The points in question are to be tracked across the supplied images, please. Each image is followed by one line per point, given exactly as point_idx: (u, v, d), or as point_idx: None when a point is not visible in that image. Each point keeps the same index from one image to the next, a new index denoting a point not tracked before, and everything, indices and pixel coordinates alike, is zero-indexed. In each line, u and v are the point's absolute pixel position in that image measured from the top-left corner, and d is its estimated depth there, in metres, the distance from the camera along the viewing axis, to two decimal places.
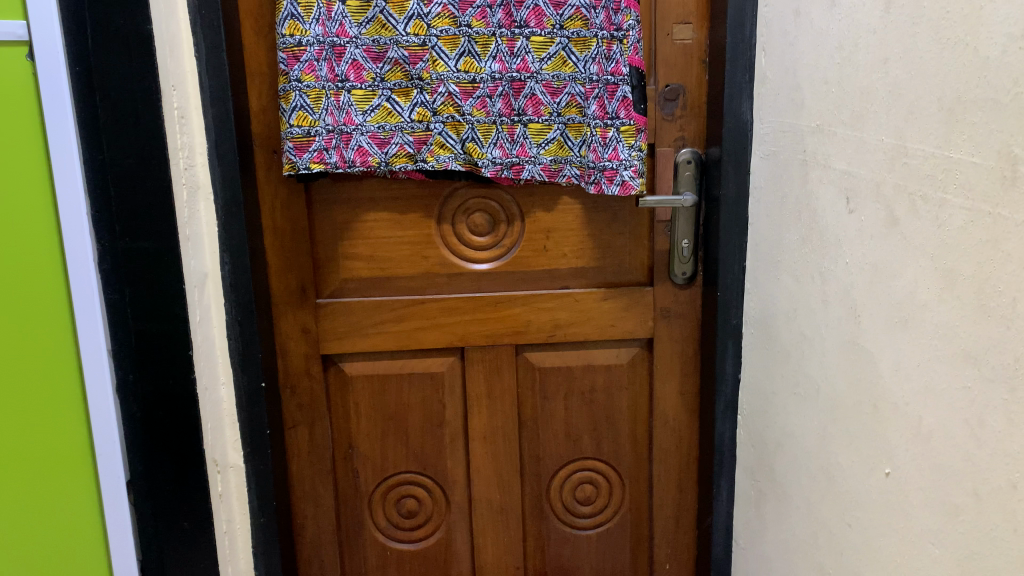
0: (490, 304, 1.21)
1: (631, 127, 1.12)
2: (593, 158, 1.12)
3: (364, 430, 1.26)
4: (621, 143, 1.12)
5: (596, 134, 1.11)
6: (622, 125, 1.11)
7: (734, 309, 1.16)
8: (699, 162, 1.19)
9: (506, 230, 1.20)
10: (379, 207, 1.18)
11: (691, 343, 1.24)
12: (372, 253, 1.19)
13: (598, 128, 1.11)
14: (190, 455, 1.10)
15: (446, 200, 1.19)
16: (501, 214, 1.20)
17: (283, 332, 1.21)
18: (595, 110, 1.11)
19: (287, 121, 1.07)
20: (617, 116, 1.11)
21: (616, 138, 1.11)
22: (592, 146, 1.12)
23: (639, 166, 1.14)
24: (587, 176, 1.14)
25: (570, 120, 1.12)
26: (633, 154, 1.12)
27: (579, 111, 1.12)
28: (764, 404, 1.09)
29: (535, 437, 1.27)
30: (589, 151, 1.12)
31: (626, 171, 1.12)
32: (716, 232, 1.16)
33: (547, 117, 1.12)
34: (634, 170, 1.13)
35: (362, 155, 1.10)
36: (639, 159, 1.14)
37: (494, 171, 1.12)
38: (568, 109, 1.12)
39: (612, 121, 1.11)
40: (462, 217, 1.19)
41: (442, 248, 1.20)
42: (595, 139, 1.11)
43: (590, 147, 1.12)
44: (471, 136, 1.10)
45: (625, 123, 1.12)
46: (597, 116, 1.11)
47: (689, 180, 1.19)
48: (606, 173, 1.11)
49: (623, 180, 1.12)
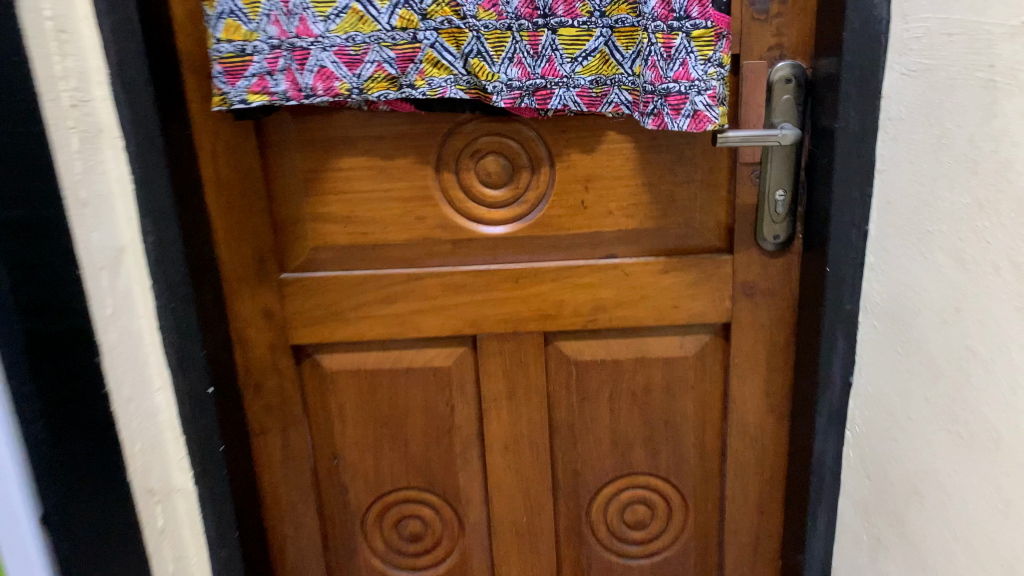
0: (509, 280, 0.91)
1: (707, 32, 0.77)
2: (651, 81, 0.78)
3: (351, 438, 0.98)
4: (693, 56, 0.77)
5: (655, 43, 0.77)
6: (693, 29, 0.77)
7: (849, 290, 0.83)
8: (802, 81, 0.84)
9: (529, 179, 0.89)
10: (356, 151, 0.87)
11: (781, 330, 0.93)
12: (351, 214, 0.89)
13: (659, 34, 0.77)
14: (118, 499, 0.78)
15: (447, 140, 0.87)
16: (521, 157, 0.88)
17: (241, 317, 0.93)
18: (653, 7, 0.77)
19: (213, 35, 0.77)
20: (687, 17, 0.77)
21: (686, 49, 0.77)
22: (650, 62, 0.78)
23: (720, 93, 0.79)
24: (644, 104, 0.80)
25: (620, 22, 0.79)
26: (709, 73, 0.78)
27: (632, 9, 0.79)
28: (891, 429, 0.78)
29: (573, 448, 0.98)
30: (645, 70, 0.78)
31: (699, 97, 0.77)
32: (826, 183, 0.82)
33: (586, 19, 0.79)
34: (712, 94, 0.78)
35: (326, 80, 0.79)
36: (720, 84, 0.79)
37: (510, 99, 0.80)
38: (616, 7, 0.79)
39: (678, 24, 0.77)
40: (470, 162, 0.88)
41: (444, 204, 0.90)
42: (654, 51, 0.77)
43: (647, 63, 0.78)
44: (478, 51, 0.79)
45: (700, 25, 0.77)
46: (656, 18, 0.77)
47: (786, 107, 0.84)
48: (670, 100, 0.77)
49: (694, 112, 0.77)
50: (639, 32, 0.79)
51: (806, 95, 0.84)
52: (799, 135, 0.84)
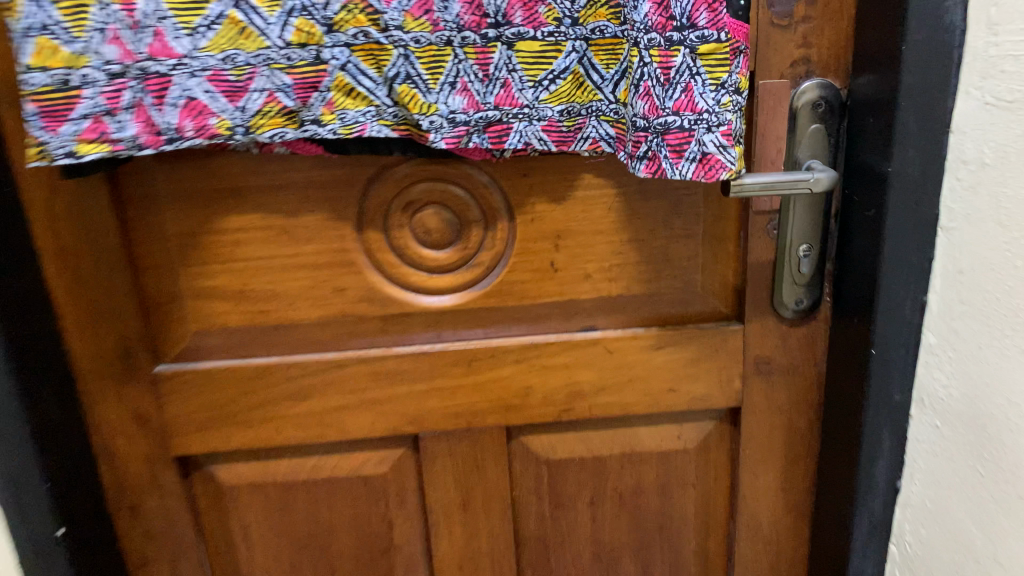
0: (459, 364, 0.70)
1: (720, 47, 0.56)
2: (644, 114, 0.58)
3: (262, 564, 0.77)
4: (700, 80, 0.57)
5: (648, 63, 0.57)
6: (699, 43, 0.56)
7: (898, 377, 0.65)
8: (836, 106, 0.64)
9: (481, 236, 0.68)
10: (247, 206, 0.65)
11: (802, 414, 0.74)
12: (246, 286, 0.67)
13: (655, 50, 0.56)
14: None
15: (370, 187, 0.65)
16: (470, 208, 0.67)
17: (104, 425, 0.70)
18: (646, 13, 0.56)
19: (19, 60, 0.53)
20: (692, 27, 0.56)
21: (691, 71, 0.57)
22: (642, 87, 0.58)
23: (736, 129, 0.59)
24: (634, 144, 0.60)
25: (600, 32, 0.60)
26: (723, 104, 0.57)
27: (615, 15, 0.60)
28: (965, 568, 0.60)
29: (544, 563, 0.78)
30: (634, 99, 0.58)
31: (709, 135, 0.57)
32: (871, 241, 0.63)
33: (552, 29, 0.59)
34: (728, 129, 0.57)
35: (196, 117, 0.57)
36: (737, 117, 0.59)
37: (455, 139, 0.60)
38: (592, 12, 0.60)
39: (679, 36, 0.56)
40: (403, 217, 0.66)
41: (370, 270, 0.68)
42: (650, 72, 0.57)
43: (639, 91, 0.58)
44: (408, 74, 0.59)
45: (711, 38, 0.56)
46: (651, 28, 0.56)
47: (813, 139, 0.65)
48: (670, 139, 0.57)
49: (700, 154, 0.57)
50: (623, 43, 0.61)
51: (837, 125, 0.65)
52: (832, 176, 0.64)
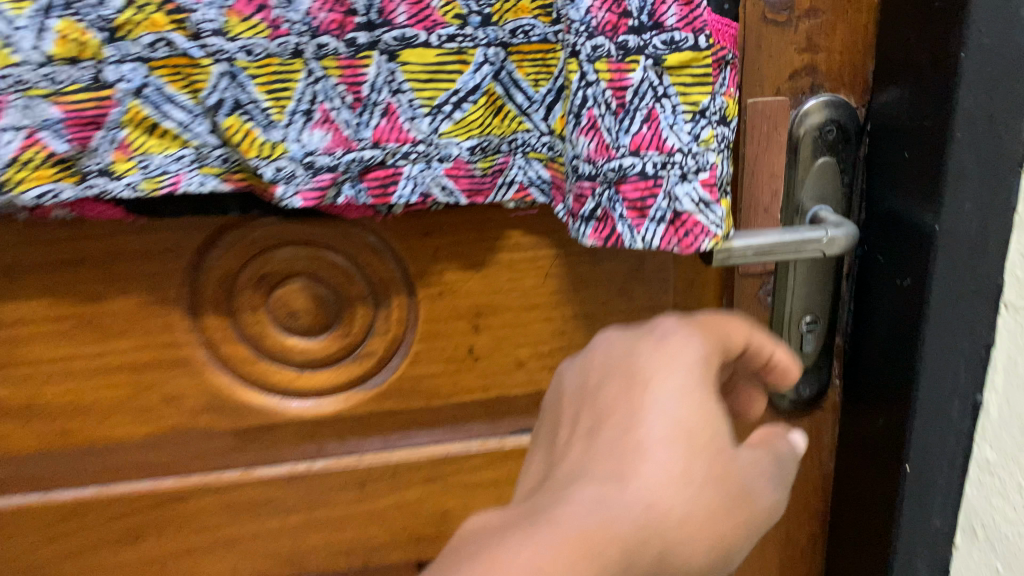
0: (350, 487, 0.52)
1: (699, 57, 0.39)
2: (589, 158, 0.40)
3: None
4: (669, 106, 0.40)
5: (591, 83, 0.39)
6: (667, 53, 0.39)
7: (940, 501, 0.48)
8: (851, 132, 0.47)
9: (369, 316, 0.49)
10: (27, 293, 0.45)
11: (803, 526, 0.57)
12: (37, 400, 0.48)
13: (602, 62, 0.39)
14: None
15: (206, 256, 0.46)
16: (353, 282, 0.48)
17: None
18: (589, 8, 0.38)
19: None
20: (657, 28, 0.39)
21: (655, 94, 0.39)
22: (586, 118, 0.40)
23: (723, 176, 0.41)
24: (573, 200, 0.41)
25: (525, 32, 0.42)
26: (705, 140, 0.40)
27: (548, 10, 0.41)
28: None
29: None
30: (574, 134, 0.40)
31: (685, 185, 0.40)
32: (906, 326, 0.45)
33: (453, 30, 0.41)
34: (712, 176, 0.40)
35: None
36: (724, 158, 0.41)
37: (317, 194, 0.41)
38: (512, 7, 0.41)
39: (639, 40, 0.39)
40: (258, 294, 0.48)
41: (214, 370, 0.49)
42: (596, 95, 0.39)
43: (580, 124, 0.40)
44: (237, 101, 0.39)
45: (685, 45, 0.39)
46: (596, 30, 0.38)
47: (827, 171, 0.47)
48: (627, 192, 0.40)
49: (671, 212, 0.40)
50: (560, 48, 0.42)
51: (852, 156, 0.47)
52: (853, 232, 0.45)
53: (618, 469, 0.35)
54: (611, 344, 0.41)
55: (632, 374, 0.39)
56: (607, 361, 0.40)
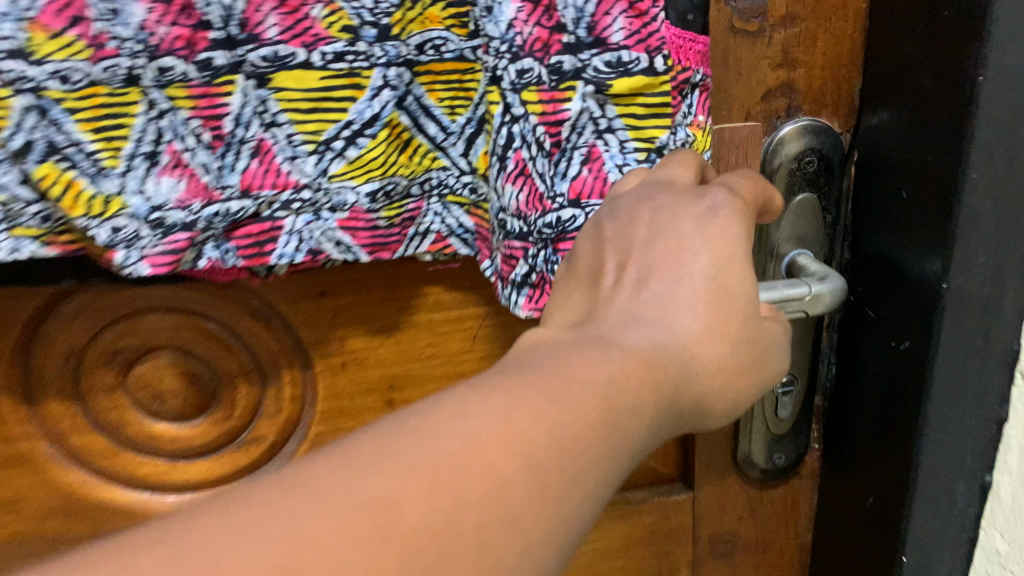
0: None
1: (654, 84, 0.32)
2: (518, 212, 0.33)
3: None
4: (616, 141, 0.33)
5: (513, 119, 0.32)
6: (613, 79, 0.32)
7: None
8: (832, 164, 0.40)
9: (253, 393, 0.40)
10: None
11: None
12: None
13: (529, 90, 0.32)
14: None
15: (42, 328, 0.37)
16: (232, 355, 0.39)
17: None
18: (511, 22, 0.31)
19: None
20: (599, 45, 0.32)
21: (597, 127, 0.33)
22: (512, 162, 0.33)
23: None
24: (500, 261, 0.35)
25: (437, 47, 0.33)
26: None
27: (466, 21, 0.33)
28: None
29: None
30: (498, 182, 0.33)
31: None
32: (908, 398, 0.38)
33: (341, 46, 0.32)
34: None
35: None
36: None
37: (171, 259, 0.32)
38: (418, 17, 0.33)
39: (575, 61, 0.32)
40: (109, 371, 0.38)
41: (63, 465, 0.40)
42: (522, 132, 0.32)
43: (506, 169, 0.33)
44: (52, 144, 0.29)
45: (636, 68, 0.31)
46: (521, 50, 0.31)
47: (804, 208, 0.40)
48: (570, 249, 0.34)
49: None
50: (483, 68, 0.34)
51: (834, 191, 0.40)
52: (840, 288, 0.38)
53: (674, 313, 0.28)
54: (647, 189, 0.31)
55: (678, 238, 0.30)
56: (644, 209, 0.30)
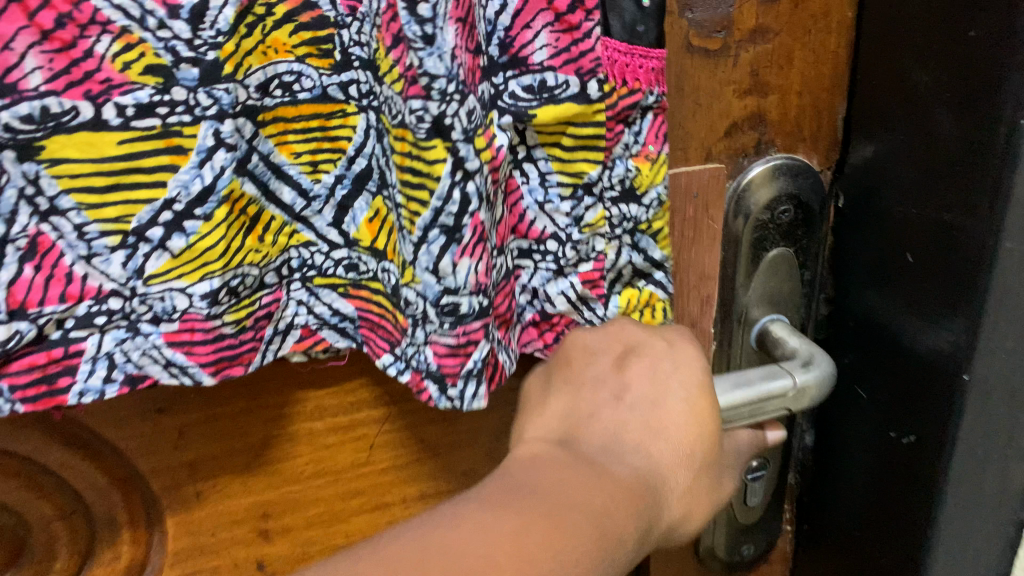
0: None
1: (588, 114, 0.24)
2: (478, 289, 0.24)
3: None
4: (535, 172, 0.25)
5: (461, 178, 0.23)
6: (536, 108, 0.23)
7: None
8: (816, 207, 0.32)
9: (75, 541, 0.29)
10: None
11: None
12: None
13: (480, 135, 0.23)
14: None
15: None
16: (41, 496, 0.28)
17: None
18: (452, 53, 0.22)
19: None
20: (515, 66, 0.23)
21: (512, 157, 0.25)
22: (468, 230, 0.23)
23: (642, 264, 0.28)
24: (434, 352, 0.25)
25: (286, 85, 0.25)
26: (590, 222, 0.26)
27: (325, 48, 0.25)
28: None
29: None
30: (445, 260, 0.23)
31: (559, 280, 0.27)
32: (909, 505, 0.30)
33: (146, 93, 0.22)
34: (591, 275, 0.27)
35: None
36: (627, 248, 0.27)
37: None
38: (258, 44, 0.24)
39: (490, 87, 0.23)
40: None
41: None
42: (477, 191, 0.23)
43: (460, 240, 0.23)
44: None
45: (563, 94, 0.23)
46: (466, 86, 0.22)
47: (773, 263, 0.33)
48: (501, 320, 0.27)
49: (538, 311, 0.28)
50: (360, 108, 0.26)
51: (811, 245, 0.33)
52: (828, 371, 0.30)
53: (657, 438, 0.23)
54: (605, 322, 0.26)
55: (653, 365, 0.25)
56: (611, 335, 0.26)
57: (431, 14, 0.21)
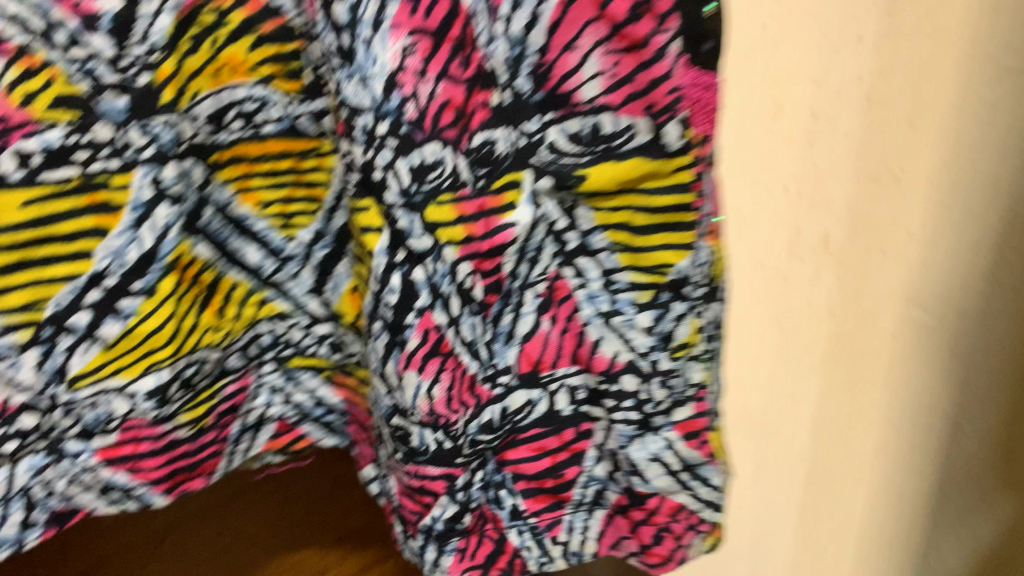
0: None
1: (664, 173, 0.14)
2: (433, 419, 0.15)
3: None
4: (596, 271, 0.15)
5: (405, 262, 0.14)
6: (587, 166, 0.14)
7: None
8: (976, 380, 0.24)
9: None
10: None
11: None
12: None
13: (445, 201, 0.13)
14: None
15: None
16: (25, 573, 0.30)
17: None
18: (393, 79, 0.12)
19: None
20: (556, 107, 0.13)
21: (556, 248, 0.15)
22: (417, 338, 0.14)
23: None
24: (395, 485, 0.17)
25: (242, 110, 0.19)
26: (682, 342, 0.15)
27: (294, 66, 0.19)
28: None
29: None
30: (389, 368, 0.15)
31: (647, 438, 0.16)
32: None
33: (57, 134, 0.17)
34: (696, 429, 0.16)
35: None
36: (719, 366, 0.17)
37: None
38: (208, 62, 0.18)
39: (505, 135, 0.14)
40: None
41: None
42: (430, 282, 0.14)
43: (405, 351, 0.14)
44: None
45: (626, 146, 0.14)
46: (444, 126, 0.13)
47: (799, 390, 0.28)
48: (524, 486, 0.16)
49: (622, 490, 0.17)
50: (335, 152, 0.20)
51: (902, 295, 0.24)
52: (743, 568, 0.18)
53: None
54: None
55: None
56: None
57: (349, 17, 0.12)
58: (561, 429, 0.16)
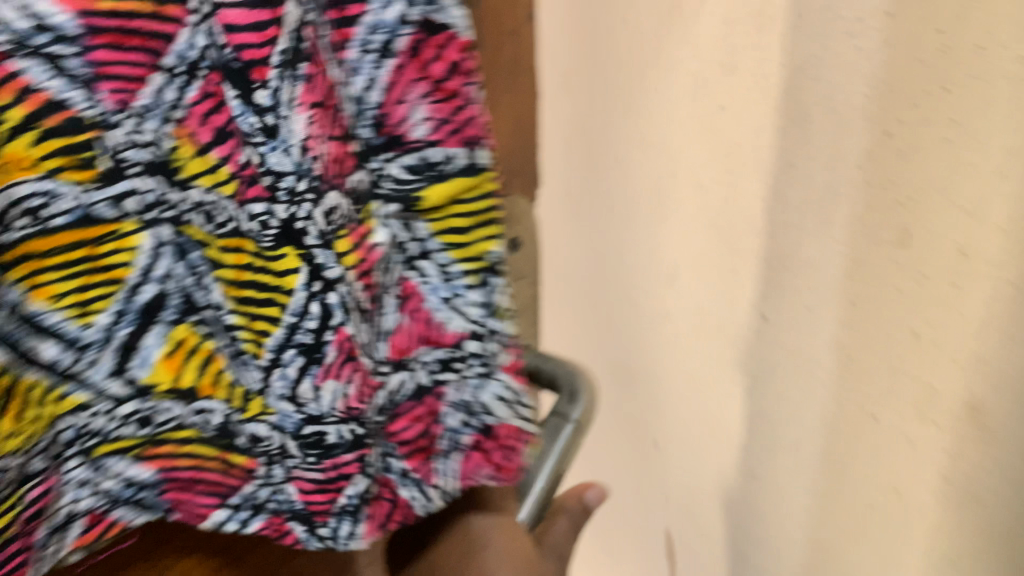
0: None
1: (474, 186, 0.23)
2: (348, 411, 0.22)
3: None
4: (433, 269, 0.23)
5: (319, 290, 0.21)
6: (424, 186, 0.22)
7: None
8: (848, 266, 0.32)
9: None
10: None
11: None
12: None
13: (341, 237, 0.21)
14: None
15: None
16: None
17: None
18: (305, 145, 0.20)
19: None
20: (395, 147, 0.22)
21: (400, 257, 0.23)
22: (332, 347, 0.21)
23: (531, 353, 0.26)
24: (299, 489, 0.23)
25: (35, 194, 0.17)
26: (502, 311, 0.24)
27: (87, 153, 0.17)
28: None
29: None
30: (305, 384, 0.21)
31: (489, 383, 0.24)
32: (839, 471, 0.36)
33: None
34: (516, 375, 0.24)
35: None
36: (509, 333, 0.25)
37: None
38: None
39: (366, 175, 0.22)
40: None
41: None
42: (342, 301, 0.21)
43: (321, 360, 0.21)
44: None
45: (451, 168, 0.22)
46: (323, 181, 0.21)
47: (770, 298, 0.38)
48: (408, 451, 0.24)
49: (477, 431, 0.25)
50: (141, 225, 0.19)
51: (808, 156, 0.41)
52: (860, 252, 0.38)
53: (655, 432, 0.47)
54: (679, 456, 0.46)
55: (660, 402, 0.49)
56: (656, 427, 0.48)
57: (271, 102, 0.19)
58: (422, 400, 0.24)
